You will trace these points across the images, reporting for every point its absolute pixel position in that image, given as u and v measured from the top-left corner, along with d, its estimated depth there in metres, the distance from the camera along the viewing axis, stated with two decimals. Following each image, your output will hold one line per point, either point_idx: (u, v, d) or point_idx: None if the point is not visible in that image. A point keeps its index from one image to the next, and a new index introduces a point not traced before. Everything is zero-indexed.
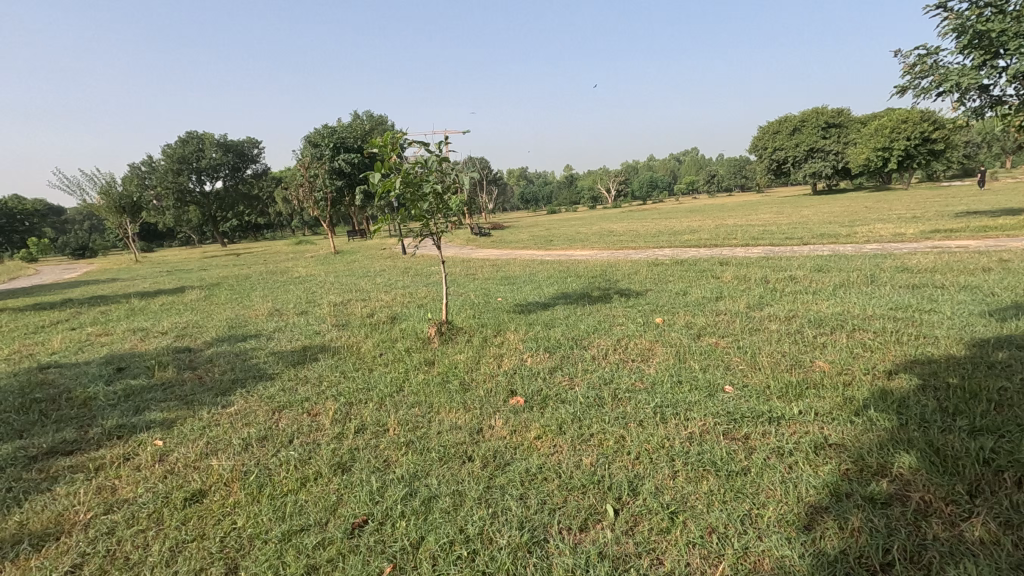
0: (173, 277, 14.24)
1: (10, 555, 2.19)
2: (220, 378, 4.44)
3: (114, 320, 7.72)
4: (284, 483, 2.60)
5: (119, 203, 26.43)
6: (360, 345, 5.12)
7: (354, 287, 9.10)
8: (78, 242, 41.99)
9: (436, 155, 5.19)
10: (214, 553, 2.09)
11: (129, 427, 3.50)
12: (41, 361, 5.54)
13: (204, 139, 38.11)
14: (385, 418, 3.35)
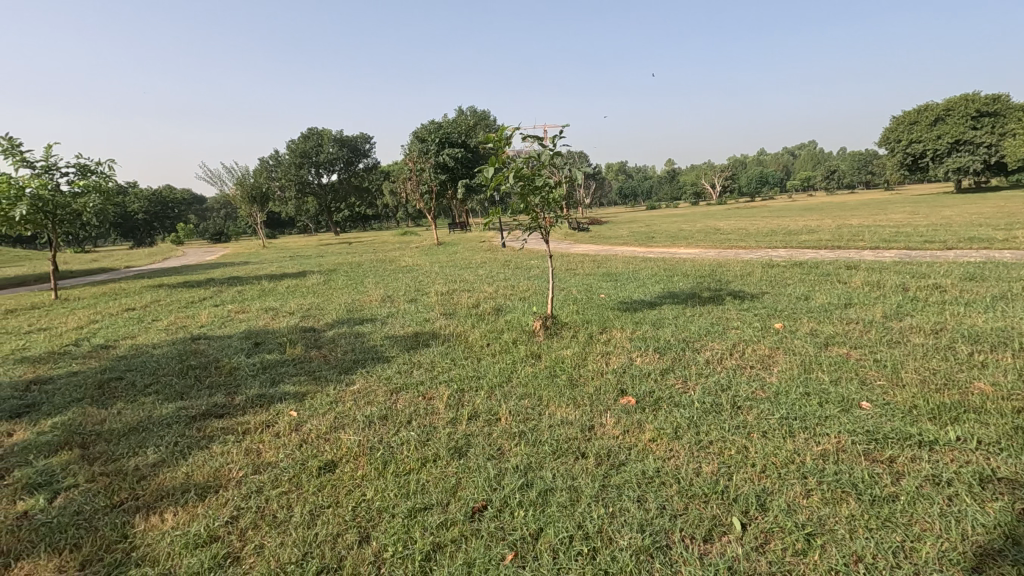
0: (295, 262, 15.56)
1: (182, 500, 2.51)
2: (343, 357, 4.78)
3: (249, 299, 8.56)
4: (405, 461, 2.74)
5: (251, 193, 29.33)
6: (468, 334, 5.27)
7: (458, 277, 9.41)
8: (216, 228, 47.22)
9: (550, 150, 5.18)
10: (348, 520, 2.25)
11: (268, 396, 3.88)
12: (194, 332, 6.29)
13: (323, 136, 41.14)
14: (496, 407, 3.42)
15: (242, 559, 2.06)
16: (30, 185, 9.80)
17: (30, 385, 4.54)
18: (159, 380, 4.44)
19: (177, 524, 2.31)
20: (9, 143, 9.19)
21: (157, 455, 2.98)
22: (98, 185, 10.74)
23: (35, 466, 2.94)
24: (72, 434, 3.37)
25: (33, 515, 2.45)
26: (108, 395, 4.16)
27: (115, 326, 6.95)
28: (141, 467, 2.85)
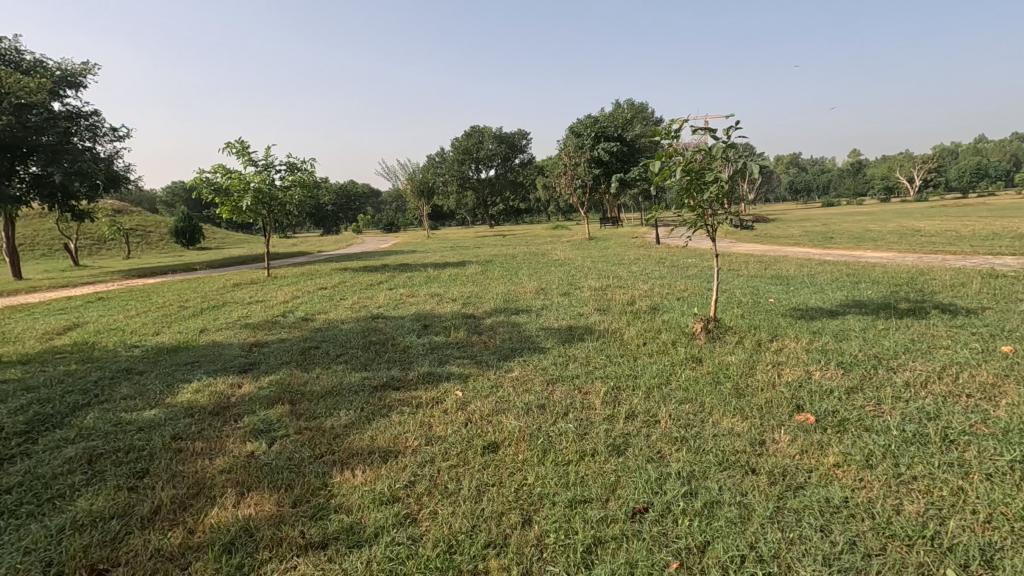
0: (456, 252, 16.65)
1: (369, 460, 2.84)
2: (502, 344, 5.02)
3: (417, 284, 9.36)
4: (564, 452, 2.79)
5: (419, 187, 31.97)
6: (623, 332, 5.20)
7: (612, 273, 9.30)
8: (388, 219, 52.41)
9: (722, 142, 4.83)
10: (512, 501, 2.36)
11: (436, 375, 4.21)
12: (373, 311, 7.08)
13: (484, 133, 43.32)
14: (655, 409, 3.32)
15: (419, 521, 2.26)
16: (254, 181, 11.79)
17: (252, 347, 5.48)
18: (347, 352, 5.07)
19: (364, 480, 2.61)
20: (241, 145, 11.14)
21: (348, 417, 3.41)
22: (302, 180, 12.55)
23: (258, 415, 3.54)
24: (283, 391, 3.99)
25: (258, 456, 2.95)
26: (309, 360, 4.86)
27: (312, 302, 8.08)
28: (336, 427, 3.28)
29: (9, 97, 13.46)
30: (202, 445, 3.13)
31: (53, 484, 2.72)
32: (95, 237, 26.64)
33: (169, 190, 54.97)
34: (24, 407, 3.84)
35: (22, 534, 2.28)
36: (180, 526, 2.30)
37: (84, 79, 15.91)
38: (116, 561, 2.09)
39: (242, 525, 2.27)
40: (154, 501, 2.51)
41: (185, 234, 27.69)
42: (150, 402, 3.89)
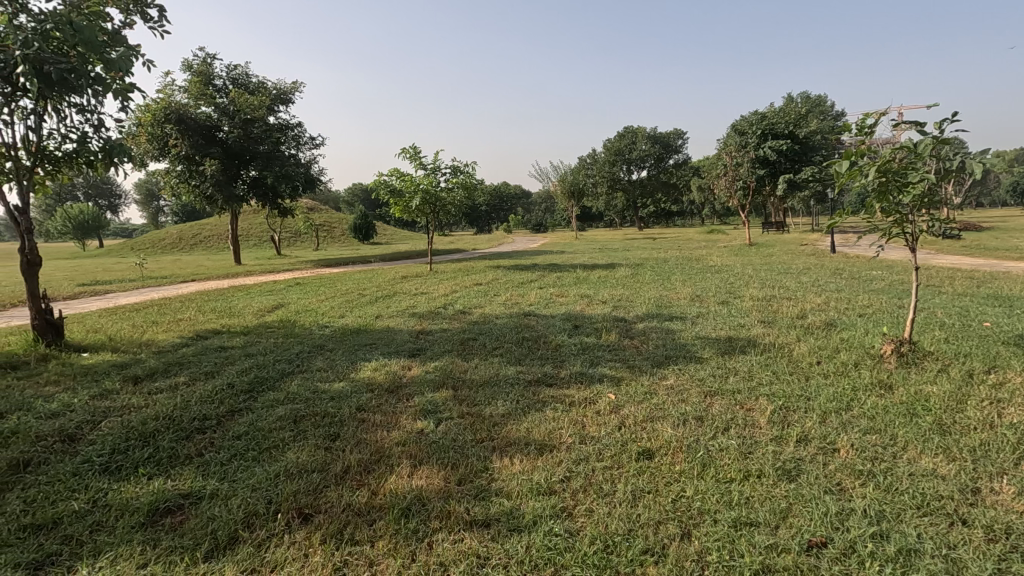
0: (605, 254, 16.53)
1: (526, 451, 2.96)
2: (655, 350, 4.89)
3: (567, 285, 9.48)
4: (726, 469, 2.64)
5: (569, 189, 32.29)
6: (792, 347, 4.75)
7: (778, 283, 8.52)
8: (537, 220, 53.73)
9: (932, 137, 4.17)
10: (669, 511, 2.30)
11: (588, 376, 4.24)
12: (525, 309, 7.33)
13: (638, 134, 42.37)
14: (833, 436, 2.99)
15: (575, 516, 2.31)
16: (423, 182, 12.90)
17: (419, 334, 6.02)
18: (503, 345, 5.32)
19: (522, 469, 2.73)
20: (414, 150, 12.26)
21: (505, 408, 3.58)
22: (464, 182, 13.42)
23: (426, 396, 3.88)
24: (446, 377, 4.32)
25: (426, 434, 3.23)
26: (468, 350, 5.21)
27: (469, 297, 8.60)
28: (494, 415, 3.47)
29: (240, 114, 16.35)
30: (381, 418, 3.51)
31: (270, 436, 3.26)
32: (292, 231, 31.14)
33: (349, 191, 62.26)
34: (247, 370, 4.66)
35: (250, 474, 2.77)
36: (366, 487, 2.62)
37: (293, 96, 18.70)
38: (318, 508, 2.44)
39: (416, 494, 2.51)
40: (345, 461, 2.89)
41: (361, 230, 31.11)
42: (338, 376, 4.47)
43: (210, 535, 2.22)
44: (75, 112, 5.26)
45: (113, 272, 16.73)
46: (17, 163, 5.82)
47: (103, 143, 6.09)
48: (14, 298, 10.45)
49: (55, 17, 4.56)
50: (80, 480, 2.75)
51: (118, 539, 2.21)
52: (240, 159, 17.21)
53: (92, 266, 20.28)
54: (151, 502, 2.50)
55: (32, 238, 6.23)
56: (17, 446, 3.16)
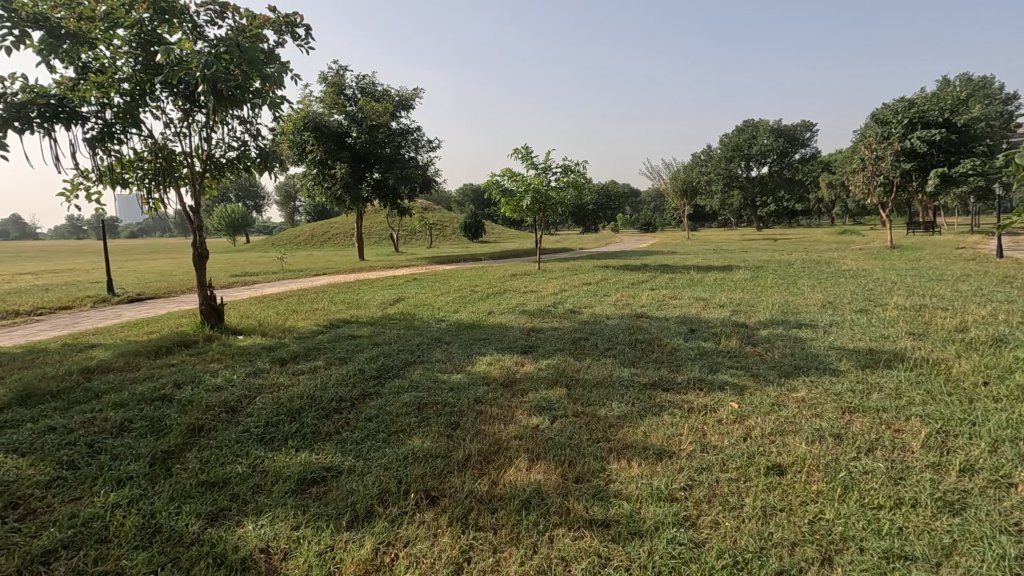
0: (721, 255, 15.68)
1: (643, 455, 2.89)
2: (781, 359, 4.56)
3: (680, 286, 9.12)
4: (872, 494, 2.40)
5: (681, 187, 31.06)
6: (951, 365, 4.18)
7: (929, 291, 7.55)
8: (645, 219, 52.19)
9: None
10: (807, 533, 2.14)
11: (708, 382, 4.05)
12: (637, 310, 7.18)
13: (760, 127, 39.65)
14: (1008, 468, 2.59)
15: (700, 527, 2.22)
16: (534, 182, 13.07)
17: (530, 332, 6.11)
18: (615, 346, 5.25)
19: (641, 473, 2.68)
20: (526, 150, 12.46)
21: (621, 410, 3.53)
22: (574, 181, 13.39)
23: (540, 393, 3.93)
24: (559, 375, 4.35)
25: (542, 430, 3.29)
26: (580, 350, 5.20)
27: (578, 296, 8.58)
28: (609, 417, 3.43)
29: (367, 121, 17.65)
30: (497, 411, 3.62)
31: (397, 420, 3.50)
32: (409, 229, 33.04)
33: (461, 192, 64.70)
34: (374, 358, 5.02)
35: (381, 455, 2.99)
36: (486, 476, 2.72)
37: (414, 102, 19.80)
38: (443, 492, 2.57)
39: (535, 488, 2.56)
40: (465, 450, 3.01)
41: (472, 229, 32.20)
42: (456, 367, 4.68)
43: (350, 507, 2.42)
44: (239, 124, 6.00)
45: (259, 265, 18.83)
46: (193, 169, 6.75)
47: (259, 150, 6.88)
48: (184, 285, 12.13)
49: (225, 41, 5.23)
50: (242, 447, 3.14)
51: (275, 501, 2.49)
52: (365, 163, 18.47)
53: (241, 259, 23.00)
54: (300, 471, 2.79)
55: (202, 233, 7.20)
56: (193, 413, 3.67)
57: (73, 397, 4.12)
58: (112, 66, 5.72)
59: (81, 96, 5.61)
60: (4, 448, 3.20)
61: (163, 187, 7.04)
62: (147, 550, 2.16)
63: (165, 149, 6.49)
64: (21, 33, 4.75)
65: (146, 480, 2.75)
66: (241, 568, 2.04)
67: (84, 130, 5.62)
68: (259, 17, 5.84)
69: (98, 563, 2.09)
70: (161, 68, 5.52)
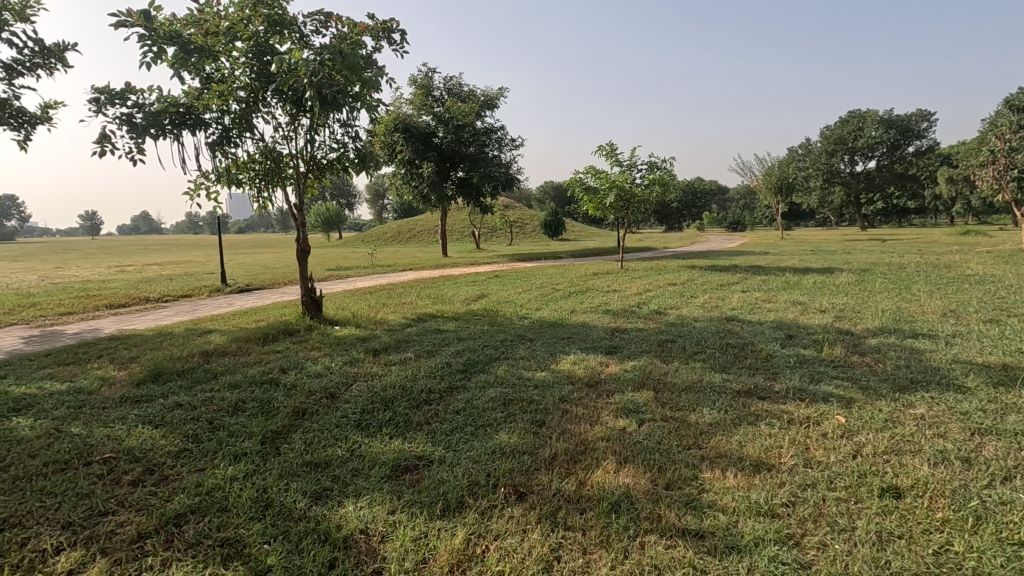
0: (821, 257, 14.59)
1: (739, 465, 2.76)
2: (895, 372, 4.17)
3: (775, 289, 8.59)
4: (1011, 529, 2.13)
5: (775, 184, 29.22)
6: None
7: None
8: (734, 217, 49.67)
9: None
10: (930, 565, 1.94)
11: (809, 392, 3.79)
12: (727, 313, 6.84)
13: (867, 118, 36.45)
14: None
15: (805, 547, 2.08)
16: (617, 179, 12.83)
17: (614, 332, 6.01)
18: (705, 350, 5.04)
19: (738, 485, 2.55)
20: (610, 147, 12.25)
21: (713, 417, 3.38)
22: (660, 178, 12.99)
23: (626, 395, 3.86)
24: (646, 378, 4.25)
25: (630, 432, 3.22)
26: (667, 352, 5.04)
27: (663, 297, 8.32)
28: (701, 423, 3.30)
29: (453, 121, 18.12)
30: (583, 411, 3.60)
31: (484, 414, 3.57)
32: (490, 227, 33.57)
33: (542, 190, 64.81)
34: (461, 352, 5.15)
35: (470, 447, 3.06)
36: (574, 475, 2.70)
37: (498, 101, 20.08)
38: (531, 488, 2.59)
39: (624, 491, 2.51)
40: (552, 448, 3.01)
41: (552, 226, 32.12)
42: (540, 365, 4.69)
43: (442, 496, 2.50)
44: (340, 126, 6.37)
45: (351, 260, 19.93)
46: (298, 170, 7.25)
47: (356, 151, 7.26)
48: (286, 278, 13.08)
49: (329, 48, 5.55)
50: (341, 431, 3.33)
51: (372, 485, 2.63)
52: (450, 162, 18.97)
53: (335, 254, 24.44)
54: (394, 458, 2.92)
55: (304, 230, 7.73)
56: (297, 397, 3.95)
57: (196, 376, 4.57)
58: (230, 76, 6.26)
59: (205, 104, 6.19)
60: (142, 420, 3.61)
61: (271, 186, 7.62)
62: (261, 521, 2.35)
63: (274, 151, 7.01)
64: (159, 50, 5.33)
65: (259, 457, 2.99)
66: (344, 546, 2.16)
67: (207, 135, 6.20)
68: (358, 24, 6.15)
69: (221, 529, 2.30)
70: (273, 77, 5.96)
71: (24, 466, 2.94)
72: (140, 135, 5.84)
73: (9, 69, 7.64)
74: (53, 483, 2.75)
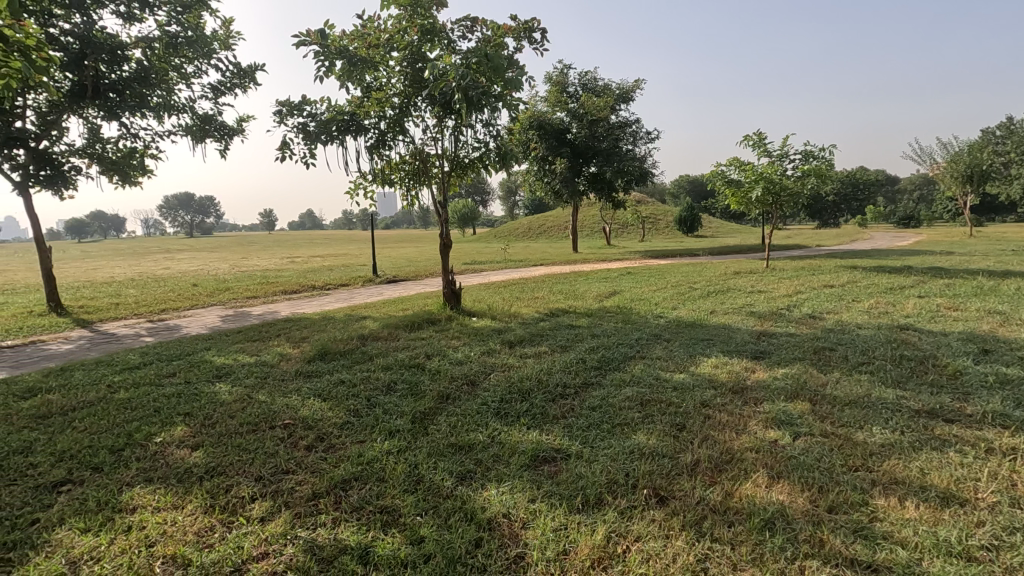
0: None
1: (921, 495, 2.40)
2: None
3: (962, 295, 7.33)
4: None
5: (962, 173, 24.87)
6: None
7: None
8: (907, 211, 43.23)
9: None
10: None
11: (1015, 419, 3.18)
12: (900, 321, 5.98)
13: None
14: None
15: None
16: (765, 171, 11.84)
17: (761, 336, 5.56)
18: (872, 361, 4.46)
19: (920, 518, 2.22)
20: (758, 137, 11.34)
21: (886, 438, 2.98)
22: (817, 168, 11.72)
23: (778, 404, 3.55)
24: (801, 387, 3.87)
25: (783, 446, 2.96)
26: (824, 361, 4.56)
27: (819, 299, 7.52)
28: (870, 443, 2.93)
29: (588, 116, 18.04)
30: (728, 418, 3.38)
31: (621, 413, 3.51)
32: (621, 222, 32.91)
33: (678, 183, 61.90)
34: (595, 349, 5.12)
35: (608, 445, 3.03)
36: (719, 485, 2.55)
37: (634, 94, 19.61)
38: (673, 493, 2.49)
39: (779, 508, 2.31)
40: (694, 454, 2.87)
41: (687, 222, 30.57)
42: (679, 367, 4.50)
43: (581, 491, 2.51)
44: (482, 126, 6.64)
45: (486, 255, 20.81)
46: (443, 169, 7.70)
47: (496, 149, 7.52)
48: (427, 270, 14.03)
49: (476, 51, 5.80)
50: (482, 418, 3.49)
51: (513, 472, 2.72)
52: (583, 158, 18.90)
53: (471, 249, 25.66)
54: (532, 449, 2.99)
55: (447, 225, 8.20)
56: (441, 382, 4.21)
57: (355, 357, 5.09)
58: (387, 84, 6.81)
59: (365, 111, 6.81)
60: (313, 392, 4.10)
61: (419, 185, 8.19)
62: (413, 494, 2.54)
63: (422, 153, 7.53)
64: (330, 65, 5.98)
65: (409, 435, 3.24)
66: (488, 527, 2.26)
67: (367, 140, 6.83)
68: (501, 26, 6.36)
69: (379, 498, 2.53)
70: (424, 82, 6.38)
71: (226, 424, 3.49)
72: (313, 142, 6.62)
73: (215, 90, 9.08)
74: (247, 440, 3.23)
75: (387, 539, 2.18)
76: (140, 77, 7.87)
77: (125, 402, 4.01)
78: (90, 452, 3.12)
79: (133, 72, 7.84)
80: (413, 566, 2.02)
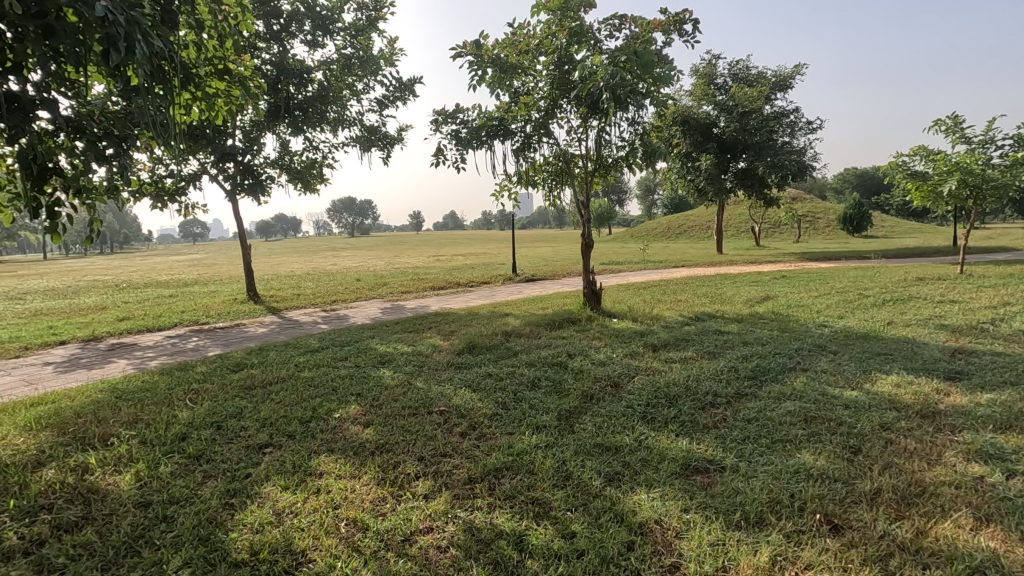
0: None
1: None
2: None
3: None
4: None
5: None
6: None
7: None
8: None
9: None
10: None
11: None
12: None
13: None
14: None
15: None
16: (962, 160, 10.10)
17: (956, 353, 4.76)
18: None
19: None
20: (953, 121, 9.71)
21: None
22: None
23: (983, 435, 3.02)
24: (1014, 417, 3.24)
25: (992, 484, 2.52)
26: None
27: None
28: None
29: (738, 108, 16.88)
30: (916, 445, 2.95)
31: (782, 428, 3.23)
32: (773, 221, 30.31)
33: (843, 178, 55.26)
34: (748, 357, 4.78)
35: (768, 461, 2.81)
36: (908, 520, 2.24)
37: (793, 81, 17.95)
38: (849, 523, 2.24)
39: (990, 557, 1.97)
40: (875, 482, 2.55)
41: (854, 221, 27.21)
42: (850, 383, 4.02)
43: (739, 507, 2.36)
44: (628, 124, 6.53)
45: (623, 255, 20.47)
46: (585, 169, 7.72)
47: (641, 147, 7.35)
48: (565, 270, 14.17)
49: (625, 50, 5.71)
50: (628, 421, 3.44)
51: (664, 479, 2.64)
52: (732, 153, 17.73)
53: (607, 249, 25.41)
54: (684, 457, 2.88)
55: (588, 225, 8.19)
56: (585, 382, 4.24)
57: (500, 352, 5.31)
58: (534, 88, 6.98)
59: (513, 115, 7.03)
60: (464, 383, 4.36)
61: (561, 185, 8.29)
62: (562, 489, 2.60)
63: (565, 154, 7.62)
64: (482, 73, 6.31)
65: (556, 431, 3.30)
66: (640, 531, 2.23)
67: (513, 143, 7.09)
68: (651, 21, 6.20)
69: (531, 489, 2.62)
70: (571, 84, 6.44)
71: (391, 407, 3.86)
72: (465, 147, 7.03)
73: (380, 103, 10.05)
74: (409, 423, 3.54)
75: (540, 530, 2.25)
76: (320, 96, 8.97)
77: (310, 380, 4.62)
78: (287, 420, 3.65)
79: (315, 92, 8.95)
80: (567, 559, 2.07)
